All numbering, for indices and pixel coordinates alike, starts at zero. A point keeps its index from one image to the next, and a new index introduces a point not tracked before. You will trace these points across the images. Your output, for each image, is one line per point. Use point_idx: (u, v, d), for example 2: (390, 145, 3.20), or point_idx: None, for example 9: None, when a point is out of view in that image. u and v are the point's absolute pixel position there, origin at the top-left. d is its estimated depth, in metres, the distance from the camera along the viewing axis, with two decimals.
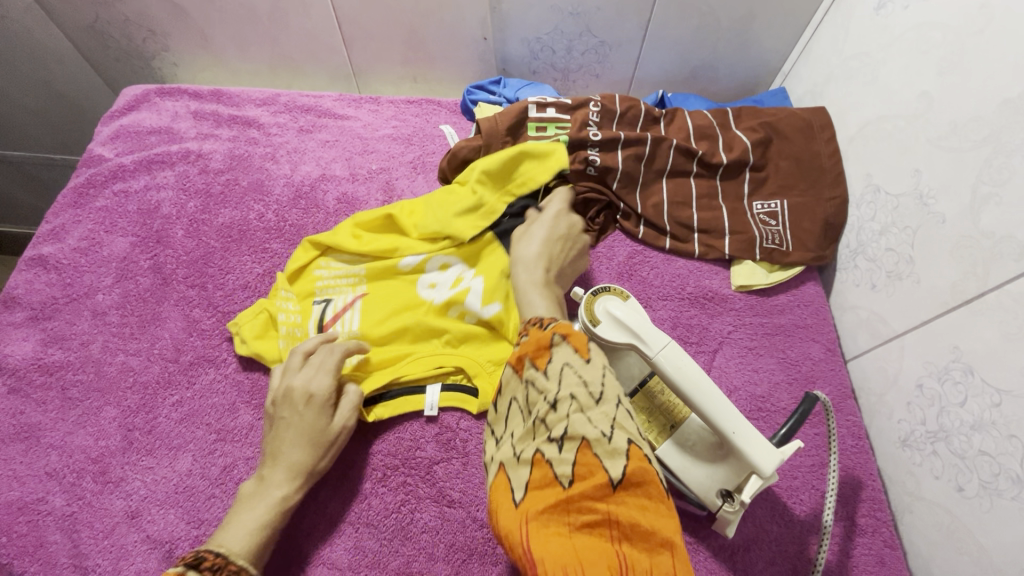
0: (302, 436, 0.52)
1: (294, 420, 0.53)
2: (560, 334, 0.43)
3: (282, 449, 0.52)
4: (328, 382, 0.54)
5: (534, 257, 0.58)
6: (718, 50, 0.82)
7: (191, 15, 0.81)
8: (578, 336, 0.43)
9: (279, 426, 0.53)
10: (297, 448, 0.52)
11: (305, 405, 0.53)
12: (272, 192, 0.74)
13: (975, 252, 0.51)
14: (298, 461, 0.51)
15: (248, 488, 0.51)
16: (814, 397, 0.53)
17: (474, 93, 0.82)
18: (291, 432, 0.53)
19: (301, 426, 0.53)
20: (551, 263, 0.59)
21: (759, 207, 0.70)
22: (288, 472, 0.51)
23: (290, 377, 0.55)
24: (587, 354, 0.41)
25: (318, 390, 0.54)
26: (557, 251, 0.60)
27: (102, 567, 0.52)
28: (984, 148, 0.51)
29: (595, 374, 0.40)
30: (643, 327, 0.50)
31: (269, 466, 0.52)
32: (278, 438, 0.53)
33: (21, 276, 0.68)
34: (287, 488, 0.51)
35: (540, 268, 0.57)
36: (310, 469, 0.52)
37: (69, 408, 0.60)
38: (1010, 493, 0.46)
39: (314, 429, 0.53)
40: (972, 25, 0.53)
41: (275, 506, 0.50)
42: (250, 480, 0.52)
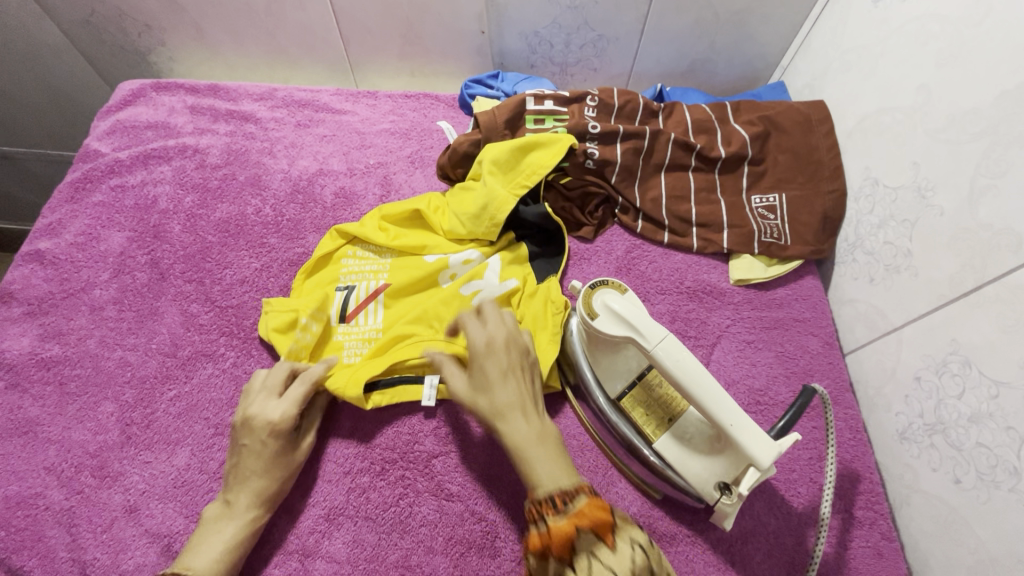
0: (266, 463, 0.52)
1: (256, 448, 0.52)
2: (582, 521, 0.39)
3: (246, 475, 0.52)
4: (291, 411, 0.54)
5: (506, 406, 0.47)
6: (717, 43, 0.81)
7: (186, 10, 0.80)
8: (600, 513, 0.40)
9: (241, 453, 0.53)
10: (262, 475, 0.52)
11: (268, 434, 0.53)
12: (269, 186, 0.74)
13: (974, 244, 0.51)
14: (265, 487, 0.52)
15: (213, 513, 0.51)
16: (812, 388, 0.52)
17: (472, 87, 0.82)
18: (254, 459, 0.52)
19: (264, 455, 0.52)
20: (530, 404, 0.48)
21: (757, 201, 0.70)
22: (255, 497, 0.51)
23: (249, 405, 0.54)
24: (612, 538, 0.39)
25: (279, 420, 0.53)
26: (522, 385, 0.49)
27: (101, 560, 0.52)
28: (982, 140, 0.51)
29: (624, 564, 0.37)
30: (642, 320, 0.50)
31: (234, 491, 0.51)
32: (241, 465, 0.52)
33: (18, 271, 0.67)
34: (255, 512, 0.51)
35: (524, 412, 0.47)
36: (277, 493, 0.52)
37: (67, 402, 0.60)
38: (1008, 484, 0.46)
39: (277, 456, 0.53)
40: (971, 17, 0.53)
41: (246, 530, 0.51)
42: (216, 503, 0.52)
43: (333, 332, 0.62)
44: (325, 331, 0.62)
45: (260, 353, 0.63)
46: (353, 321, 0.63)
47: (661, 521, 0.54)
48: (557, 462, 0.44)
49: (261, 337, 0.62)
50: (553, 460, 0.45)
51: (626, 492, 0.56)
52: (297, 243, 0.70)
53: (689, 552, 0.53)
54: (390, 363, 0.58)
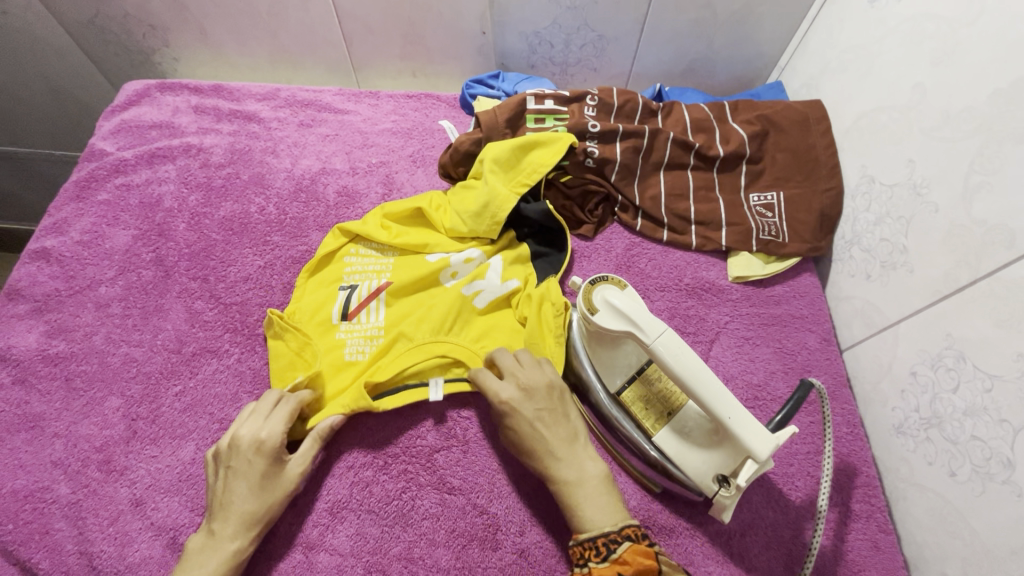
0: (253, 486, 0.51)
1: (243, 471, 0.51)
2: (625, 570, 0.43)
3: (230, 501, 0.50)
4: (280, 431, 0.53)
5: (543, 457, 0.50)
6: (716, 43, 0.82)
7: (190, 10, 0.81)
8: (643, 561, 0.43)
9: (228, 476, 0.51)
10: (247, 501, 0.50)
11: (254, 453, 0.52)
12: (273, 185, 0.75)
13: (968, 240, 0.52)
14: (250, 513, 0.50)
15: (197, 543, 0.50)
16: (809, 382, 0.53)
17: (473, 87, 0.83)
18: (240, 482, 0.51)
19: (251, 478, 0.51)
20: (567, 448, 0.51)
21: (755, 199, 0.70)
22: (240, 524, 0.50)
23: (237, 426, 0.53)
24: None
25: (266, 439, 0.52)
26: (554, 431, 0.51)
27: (107, 553, 0.52)
28: (976, 138, 0.52)
29: None
30: (643, 316, 0.50)
31: (219, 518, 0.50)
32: (226, 490, 0.51)
33: (24, 268, 0.68)
34: (241, 541, 0.50)
35: (562, 458, 0.50)
36: (263, 518, 0.51)
37: (73, 398, 0.60)
38: (1001, 476, 0.47)
39: (265, 477, 0.51)
40: (964, 16, 0.54)
41: (231, 559, 0.49)
42: (200, 532, 0.51)
43: (335, 330, 0.62)
44: (327, 330, 0.62)
45: (264, 349, 0.64)
46: (355, 319, 0.63)
47: (660, 514, 0.55)
48: (600, 503, 0.48)
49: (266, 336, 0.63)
50: (596, 501, 0.48)
51: (626, 486, 0.56)
52: (300, 241, 0.71)
53: (688, 544, 0.54)
54: (396, 368, 0.58)
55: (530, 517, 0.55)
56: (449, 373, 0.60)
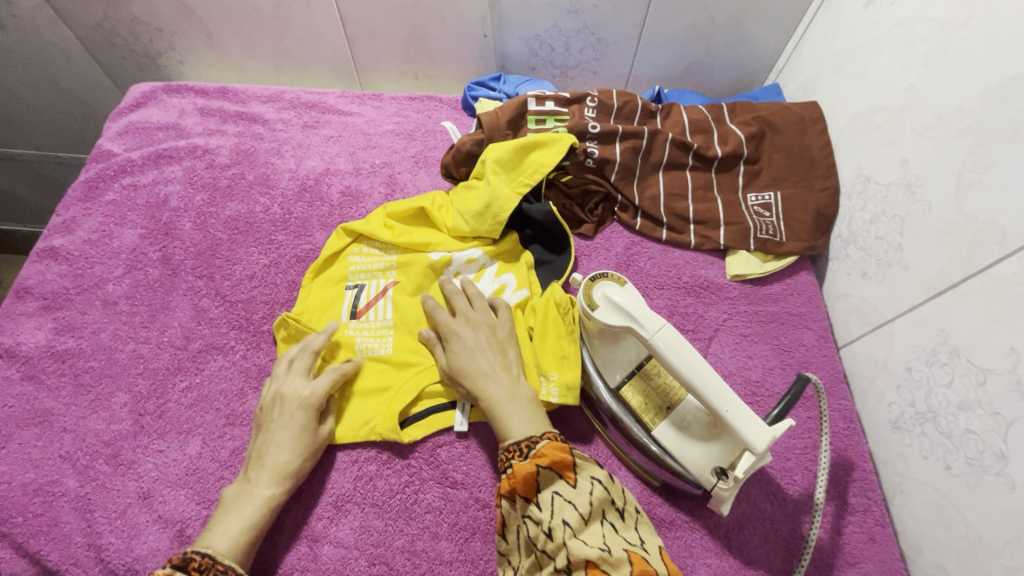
0: (292, 438, 0.54)
1: (284, 422, 0.54)
2: (543, 463, 0.46)
3: (268, 452, 0.53)
4: (319, 387, 0.56)
5: (477, 373, 0.54)
6: (713, 46, 0.83)
7: (197, 14, 0.82)
8: (560, 454, 0.47)
9: (269, 428, 0.54)
10: (286, 451, 0.53)
11: (297, 407, 0.55)
12: (278, 185, 0.76)
13: (960, 237, 0.53)
14: (288, 462, 0.53)
15: (233, 492, 0.52)
16: (805, 377, 0.53)
17: (475, 90, 0.84)
18: (281, 432, 0.54)
19: (290, 430, 0.54)
20: (499, 372, 0.55)
21: (753, 199, 0.71)
22: (275, 474, 0.52)
23: (278, 384, 0.57)
24: (572, 476, 0.46)
25: (309, 394, 0.55)
26: (489, 357, 0.56)
27: (114, 545, 0.53)
28: (967, 137, 0.53)
29: (582, 496, 0.45)
30: (641, 310, 0.51)
31: (256, 468, 0.52)
32: (268, 440, 0.54)
33: (33, 267, 0.69)
34: (275, 489, 0.52)
35: (494, 378, 0.54)
36: (297, 471, 0.53)
37: (81, 393, 0.61)
38: (995, 468, 0.48)
39: (304, 430, 0.54)
40: (956, 19, 0.55)
41: (263, 507, 0.51)
42: (234, 484, 0.53)
43: (344, 329, 0.63)
44: (336, 329, 0.63)
45: (269, 346, 0.65)
46: (364, 317, 0.64)
47: (660, 508, 0.56)
48: (525, 417, 0.52)
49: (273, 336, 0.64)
50: (520, 413, 0.52)
51: (626, 480, 0.57)
52: (304, 240, 0.72)
53: (688, 536, 0.54)
54: (416, 391, 0.59)
55: None
56: None
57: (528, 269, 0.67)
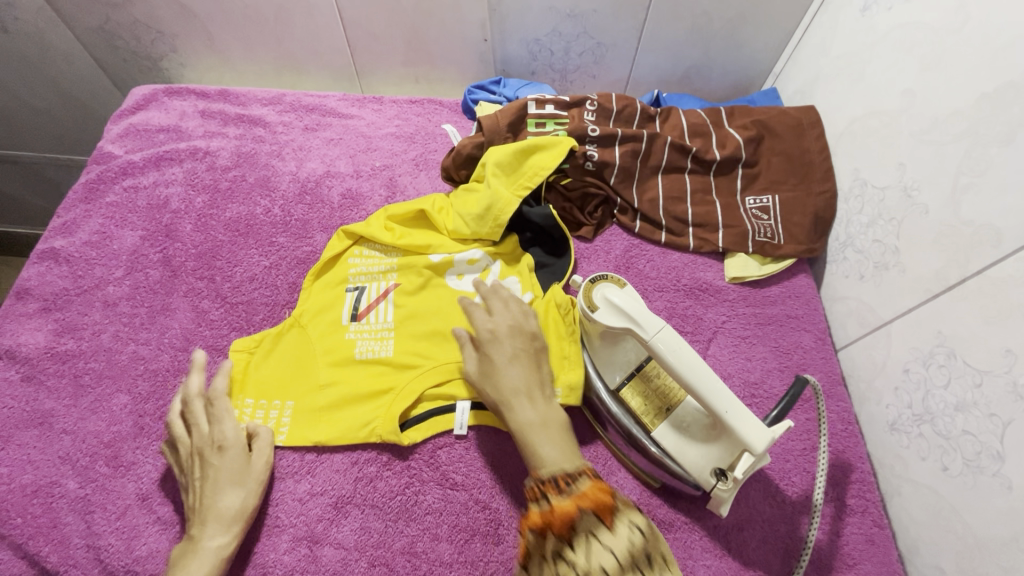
0: (223, 484, 0.53)
1: (210, 474, 0.53)
2: (585, 504, 0.42)
3: (204, 504, 0.52)
4: (233, 430, 0.55)
5: (512, 392, 0.52)
6: (711, 51, 0.84)
7: (198, 17, 0.83)
8: (603, 497, 0.42)
9: (195, 483, 0.53)
10: (222, 497, 0.52)
11: (215, 454, 0.54)
12: (278, 187, 0.76)
13: (957, 240, 0.53)
14: (229, 508, 0.52)
15: (180, 550, 0.51)
16: (803, 378, 0.54)
17: (475, 93, 0.85)
18: (209, 483, 0.53)
19: (219, 477, 0.53)
20: (534, 391, 0.53)
21: (751, 202, 0.72)
22: (219, 522, 0.51)
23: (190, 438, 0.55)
24: (612, 521, 0.40)
25: (225, 440, 0.54)
26: (526, 373, 0.54)
27: (114, 547, 0.53)
28: (963, 141, 0.53)
29: (622, 542, 0.39)
30: (640, 312, 0.52)
31: (197, 523, 0.51)
32: (200, 494, 0.52)
33: (33, 268, 0.69)
34: (223, 535, 0.51)
35: (528, 397, 0.52)
36: (242, 511, 0.53)
37: (81, 394, 0.61)
38: (992, 469, 0.48)
39: (232, 473, 0.53)
40: (951, 24, 0.56)
41: (215, 558, 0.50)
42: (181, 543, 0.52)
43: (345, 330, 0.63)
44: (336, 330, 0.64)
45: None
46: (364, 320, 0.64)
47: (660, 509, 0.56)
48: (557, 443, 0.50)
49: (231, 354, 0.63)
50: (552, 440, 0.50)
51: (625, 481, 0.58)
52: (305, 242, 0.72)
53: (687, 538, 0.55)
54: (416, 393, 0.59)
55: None
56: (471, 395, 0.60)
57: (530, 271, 0.67)
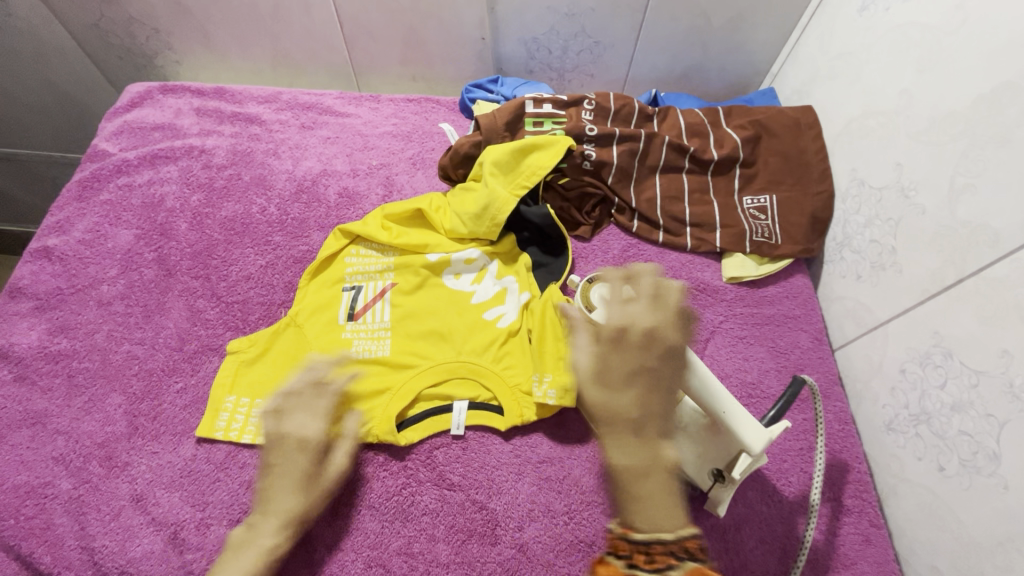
0: (293, 484, 0.51)
1: (285, 470, 0.51)
2: None
3: (274, 498, 0.50)
4: (316, 428, 0.53)
5: (620, 414, 0.46)
6: (709, 51, 0.84)
7: (194, 14, 0.82)
8: None
9: (269, 472, 0.51)
10: (287, 498, 0.50)
11: (298, 451, 0.52)
12: (275, 186, 0.76)
13: (953, 240, 0.53)
14: (290, 510, 0.50)
15: (237, 537, 0.50)
16: (801, 380, 0.53)
17: (472, 92, 0.84)
18: (282, 479, 0.51)
19: (292, 477, 0.51)
20: (647, 426, 0.46)
21: (749, 202, 0.72)
22: (279, 521, 0.50)
23: (277, 422, 0.53)
24: None
25: (308, 437, 0.53)
26: (643, 399, 0.46)
27: (108, 548, 0.53)
28: (960, 141, 0.53)
29: None
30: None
31: (259, 513, 0.50)
32: (270, 486, 0.51)
33: (26, 267, 0.69)
34: (278, 537, 0.50)
35: (638, 434, 0.45)
36: (302, 517, 0.51)
37: (75, 395, 0.61)
38: (988, 469, 0.48)
39: (305, 475, 0.51)
40: (948, 25, 0.56)
41: (265, 555, 0.49)
42: (240, 526, 0.51)
43: (341, 330, 0.63)
44: (333, 330, 0.63)
45: None
46: (361, 319, 0.64)
47: None
48: (658, 502, 0.44)
49: (226, 355, 0.63)
50: (655, 500, 0.44)
51: None
52: (301, 241, 0.72)
53: None
54: (414, 394, 0.59)
55: (529, 512, 0.55)
56: (468, 395, 0.60)
57: (527, 271, 0.67)
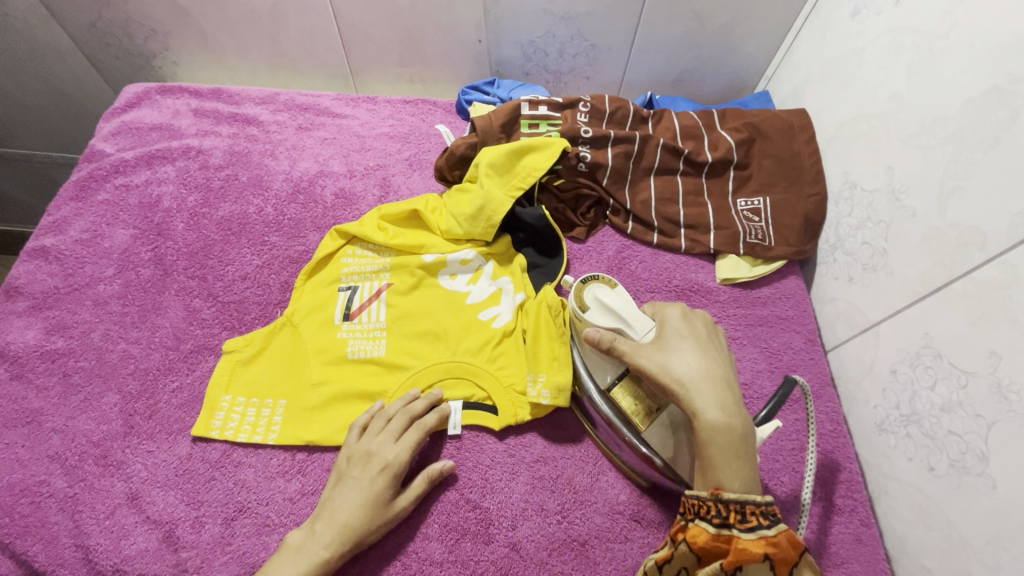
0: (361, 502, 0.52)
1: (362, 484, 0.53)
2: (772, 553, 0.40)
3: (341, 509, 0.52)
4: (401, 454, 0.54)
5: (695, 379, 0.48)
6: (704, 54, 0.85)
7: (192, 15, 0.83)
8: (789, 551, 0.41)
9: (345, 483, 0.53)
10: (354, 512, 0.51)
11: (379, 472, 0.53)
12: (271, 186, 0.76)
13: (942, 242, 0.54)
14: (352, 526, 0.51)
15: (296, 539, 0.51)
16: (792, 379, 0.54)
17: (469, 93, 0.85)
18: (354, 492, 0.53)
19: (366, 492, 0.52)
20: (719, 391, 0.48)
21: (742, 204, 0.73)
22: (337, 535, 0.50)
23: (369, 439, 0.56)
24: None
25: (391, 462, 0.54)
26: (706, 366, 0.49)
27: (103, 546, 0.53)
28: (950, 145, 0.54)
29: None
30: (630, 312, 0.54)
31: (322, 521, 0.51)
32: (340, 496, 0.53)
33: (22, 266, 0.69)
34: (332, 550, 0.50)
35: (714, 396, 0.47)
36: (358, 538, 0.51)
37: (70, 393, 0.61)
38: (976, 469, 0.49)
39: (376, 497, 0.52)
40: (938, 30, 0.56)
41: (313, 566, 0.49)
42: (298, 530, 0.52)
43: (337, 329, 0.63)
44: (328, 329, 0.64)
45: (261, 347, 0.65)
46: (356, 319, 0.64)
47: (650, 508, 0.57)
48: (741, 464, 0.45)
49: (223, 354, 0.63)
50: (737, 460, 0.45)
51: (615, 481, 0.58)
52: (298, 241, 0.72)
53: None
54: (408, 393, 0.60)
55: (522, 511, 0.56)
56: (463, 395, 0.61)
57: (522, 272, 0.68)
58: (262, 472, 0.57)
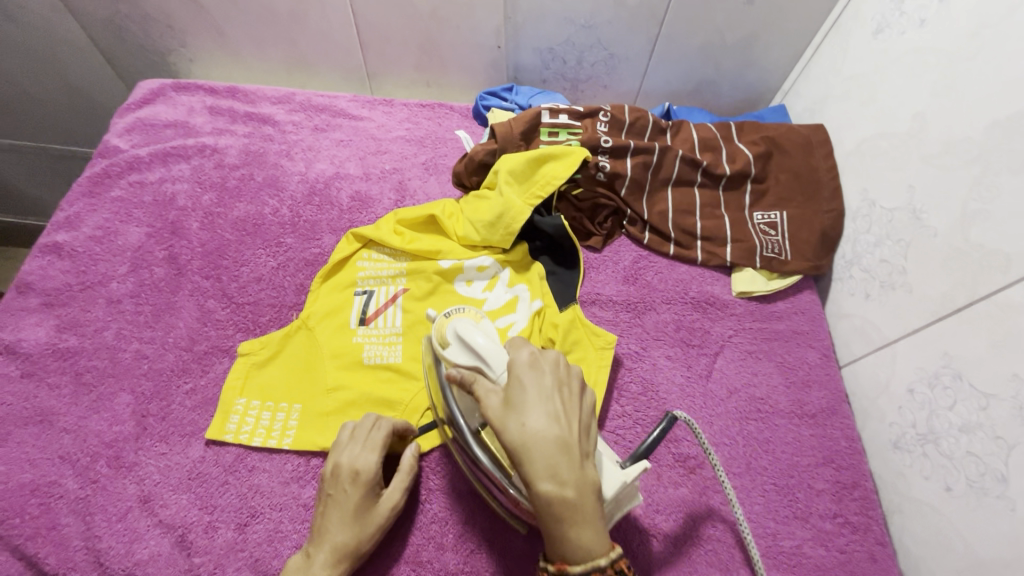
0: (347, 516, 0.51)
1: (344, 500, 0.51)
2: None
3: (329, 528, 0.50)
4: (374, 460, 0.53)
5: (527, 438, 0.38)
6: (722, 66, 0.85)
7: (210, 12, 0.82)
8: None
9: (326, 504, 0.52)
10: (341, 529, 0.50)
11: (350, 483, 0.52)
12: (287, 187, 0.76)
13: (964, 263, 0.54)
14: (341, 543, 0.49)
15: (296, 564, 0.50)
16: (672, 415, 0.52)
17: (486, 99, 0.85)
18: (336, 510, 0.51)
19: (347, 509, 0.51)
20: (557, 453, 0.38)
21: (759, 217, 0.73)
22: (331, 554, 0.49)
23: (336, 452, 0.54)
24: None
25: (365, 470, 0.52)
26: (545, 426, 0.38)
27: (116, 549, 0.52)
28: (974, 167, 0.54)
29: None
30: (488, 349, 0.45)
31: (314, 544, 0.50)
32: (325, 517, 0.51)
33: (35, 262, 0.68)
34: (332, 570, 0.49)
35: (552, 460, 0.38)
36: (354, 552, 0.50)
37: (83, 393, 0.60)
38: (996, 491, 0.49)
39: (360, 508, 0.51)
40: (964, 51, 0.57)
41: None
42: (297, 555, 0.51)
43: (352, 334, 0.63)
44: (344, 334, 0.63)
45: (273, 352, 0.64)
46: (373, 324, 0.64)
47: (666, 524, 0.57)
48: (593, 523, 0.38)
49: (238, 356, 0.63)
50: (590, 518, 0.38)
51: None
52: (313, 244, 0.72)
53: (694, 552, 0.56)
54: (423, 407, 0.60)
55: None
56: None
57: (541, 280, 0.67)
58: (276, 477, 0.57)
